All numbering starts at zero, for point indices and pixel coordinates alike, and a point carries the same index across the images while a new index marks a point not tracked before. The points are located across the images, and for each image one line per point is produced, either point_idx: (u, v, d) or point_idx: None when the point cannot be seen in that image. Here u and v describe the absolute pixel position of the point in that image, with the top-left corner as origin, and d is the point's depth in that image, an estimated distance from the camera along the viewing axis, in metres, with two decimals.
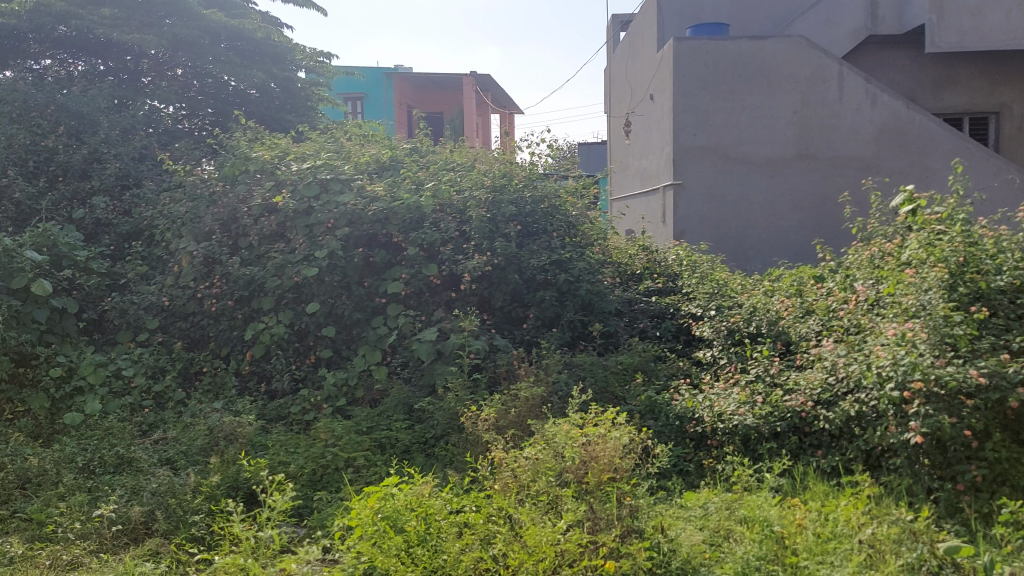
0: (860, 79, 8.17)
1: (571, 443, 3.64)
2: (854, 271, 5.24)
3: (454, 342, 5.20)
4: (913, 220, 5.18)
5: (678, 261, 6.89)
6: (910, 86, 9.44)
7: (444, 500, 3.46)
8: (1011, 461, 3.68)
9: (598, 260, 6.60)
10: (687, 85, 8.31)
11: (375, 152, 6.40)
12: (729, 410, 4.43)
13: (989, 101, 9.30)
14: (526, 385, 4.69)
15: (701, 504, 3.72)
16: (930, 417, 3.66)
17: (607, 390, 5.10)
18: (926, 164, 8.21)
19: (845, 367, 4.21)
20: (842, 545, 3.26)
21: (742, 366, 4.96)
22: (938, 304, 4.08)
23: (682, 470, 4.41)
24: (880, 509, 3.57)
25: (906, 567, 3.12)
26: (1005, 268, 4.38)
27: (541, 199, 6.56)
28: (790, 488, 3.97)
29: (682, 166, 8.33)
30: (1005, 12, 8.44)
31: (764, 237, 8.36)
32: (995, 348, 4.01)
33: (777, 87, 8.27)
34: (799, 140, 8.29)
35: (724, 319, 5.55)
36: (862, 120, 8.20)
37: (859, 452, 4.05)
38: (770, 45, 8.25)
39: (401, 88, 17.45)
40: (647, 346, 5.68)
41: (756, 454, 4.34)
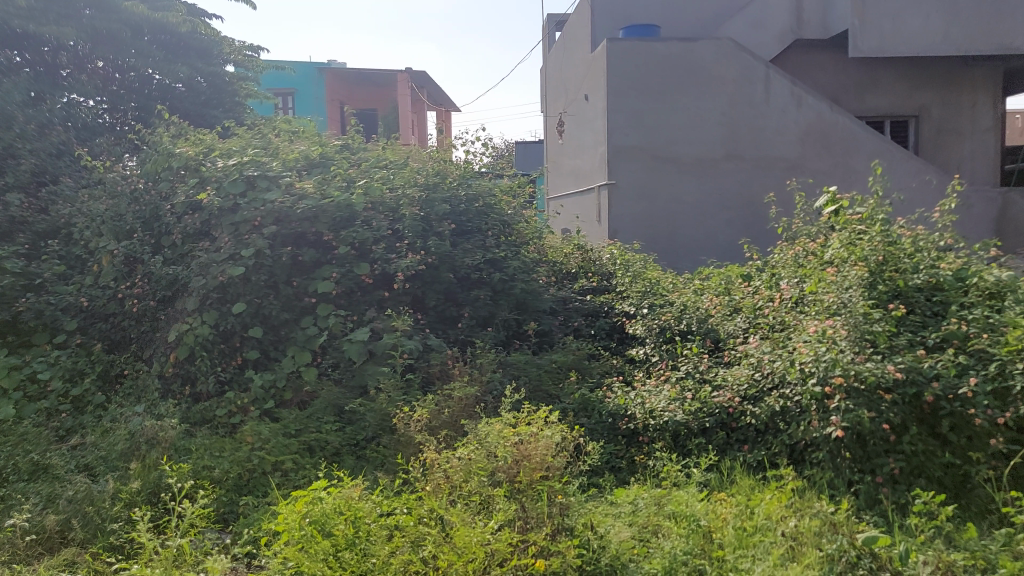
0: (786, 82, 8.38)
1: (502, 442, 3.61)
2: (779, 270, 5.36)
3: (386, 343, 5.14)
4: (836, 219, 5.35)
5: (613, 260, 6.94)
6: (833, 88, 9.76)
7: (375, 502, 3.44)
8: (927, 454, 3.81)
9: (533, 259, 6.62)
10: (620, 85, 8.37)
11: (305, 148, 6.26)
12: (660, 406, 4.46)
13: (909, 105, 9.62)
14: (460, 385, 4.66)
15: (631, 500, 3.74)
16: (850, 412, 3.77)
17: (542, 388, 5.09)
18: (850, 164, 8.40)
19: (770, 363, 4.33)
20: (765, 538, 3.34)
21: (673, 363, 5.03)
22: (859, 302, 4.21)
23: (614, 467, 4.42)
24: (803, 503, 3.65)
25: (826, 557, 3.20)
26: (922, 266, 4.64)
27: (475, 198, 6.52)
28: (718, 482, 4.02)
29: (616, 165, 8.40)
30: (924, 16, 8.65)
31: (694, 236, 8.49)
32: (912, 344, 4.18)
33: (707, 89, 8.41)
34: (728, 140, 8.45)
35: (656, 318, 5.62)
36: (787, 122, 8.41)
37: (783, 446, 4.14)
38: (700, 47, 8.38)
39: (334, 84, 17.23)
40: (581, 345, 5.72)
41: (685, 449, 4.38)
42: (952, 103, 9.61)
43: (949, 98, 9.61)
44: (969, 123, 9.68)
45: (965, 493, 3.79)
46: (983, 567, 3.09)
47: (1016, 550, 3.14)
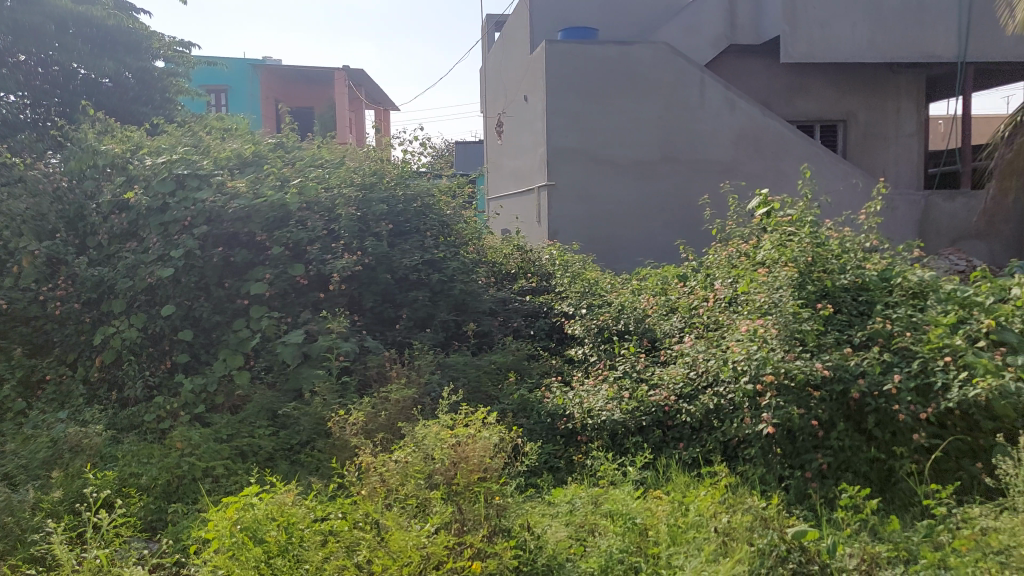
0: (720, 86, 8.54)
1: (440, 445, 3.57)
2: (713, 270, 5.45)
3: (322, 345, 5.07)
4: (768, 220, 5.47)
5: (552, 261, 6.96)
6: (764, 93, 9.99)
7: (308, 507, 3.39)
8: (853, 449, 3.95)
9: (472, 260, 6.59)
10: (559, 87, 8.40)
11: (237, 147, 6.13)
12: (597, 405, 4.48)
13: (837, 110, 9.90)
14: (397, 388, 4.62)
15: (568, 500, 3.75)
16: (781, 409, 3.86)
17: (481, 390, 5.07)
18: (780, 168, 8.63)
19: (704, 361, 4.40)
20: (698, 534, 3.37)
21: (611, 363, 5.08)
22: (789, 302, 4.32)
23: (552, 467, 4.42)
24: (736, 498, 3.68)
25: (757, 553, 3.19)
26: (848, 267, 4.81)
27: (413, 198, 6.42)
28: (655, 480, 4.06)
29: (555, 167, 8.43)
30: (851, 24, 8.87)
31: (633, 238, 8.58)
32: (840, 342, 4.32)
33: (643, 92, 8.51)
34: (665, 143, 8.57)
35: (594, 318, 5.65)
36: (721, 126, 8.57)
37: (717, 443, 4.21)
38: (637, 51, 8.47)
39: (269, 81, 16.88)
40: (520, 346, 5.74)
41: (622, 448, 4.42)
42: (877, 109, 9.94)
43: (874, 104, 9.94)
44: (894, 128, 10.01)
45: (890, 487, 3.92)
46: (906, 559, 3.20)
47: (937, 540, 3.25)
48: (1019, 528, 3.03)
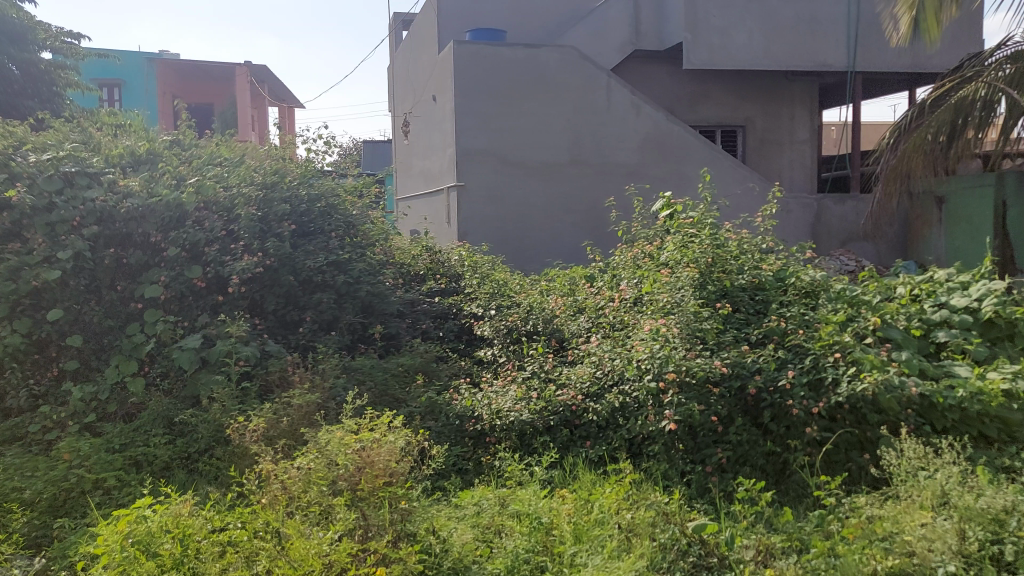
0: (625, 91, 8.71)
1: (343, 450, 3.49)
2: (619, 271, 5.55)
3: (221, 349, 4.90)
4: (671, 223, 5.61)
5: (461, 261, 6.91)
6: (667, 99, 10.22)
7: (206, 518, 3.30)
8: (750, 443, 4.12)
9: (379, 261, 6.48)
10: (468, 87, 8.36)
11: (130, 144, 5.88)
12: (506, 406, 4.47)
13: (736, 116, 10.23)
14: (299, 393, 4.52)
15: (475, 502, 3.72)
16: (682, 406, 3.95)
17: (388, 393, 5.00)
18: (682, 172, 8.85)
19: (609, 360, 4.46)
20: (603, 531, 3.39)
21: (519, 363, 5.09)
22: (689, 302, 4.46)
23: (460, 469, 4.39)
24: (639, 495, 3.72)
25: (659, 547, 3.27)
26: (746, 267, 5.00)
27: (317, 198, 6.33)
28: (562, 479, 4.09)
29: (465, 168, 8.37)
30: (747, 34, 9.18)
31: (542, 238, 8.61)
32: (738, 340, 4.50)
33: (551, 95, 8.58)
34: (572, 146, 8.65)
35: (504, 319, 5.66)
36: (627, 129, 8.73)
37: (623, 440, 4.24)
38: (544, 54, 8.54)
39: (166, 76, 16.21)
40: (428, 347, 5.66)
41: (530, 448, 4.42)
42: (773, 115, 10.33)
43: (771, 111, 10.32)
44: (789, 135, 10.43)
45: (784, 479, 4.09)
46: (798, 548, 3.32)
47: (827, 530, 3.39)
48: (902, 515, 3.19)
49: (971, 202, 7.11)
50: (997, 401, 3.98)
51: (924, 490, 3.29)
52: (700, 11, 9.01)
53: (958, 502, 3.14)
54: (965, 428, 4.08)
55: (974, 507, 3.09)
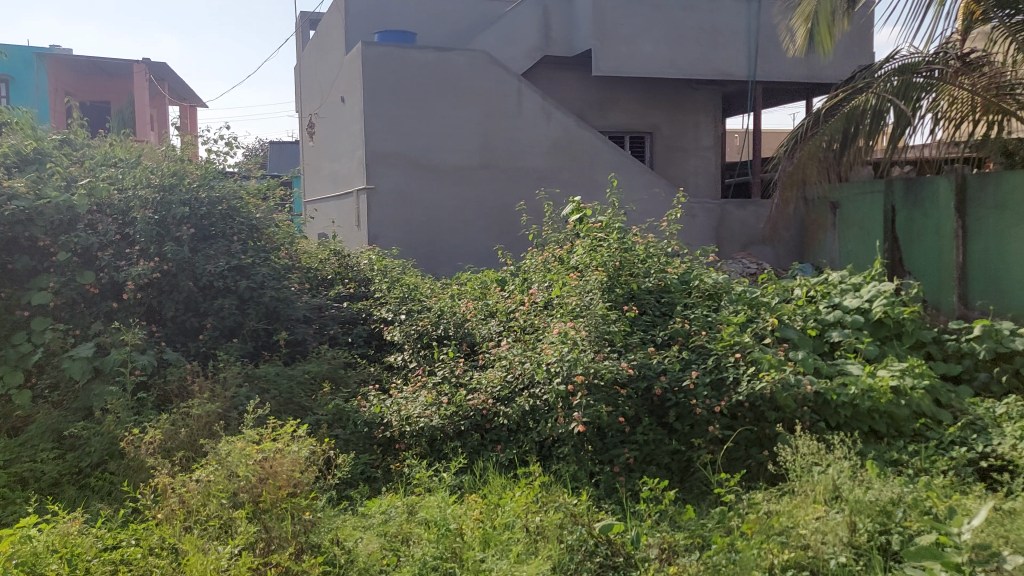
0: (536, 96, 8.72)
1: (245, 461, 3.34)
2: (530, 275, 5.56)
3: (115, 358, 4.68)
4: (580, 226, 5.69)
5: (370, 265, 6.78)
6: (577, 104, 10.27)
7: (96, 536, 3.18)
8: (655, 443, 4.20)
9: (284, 266, 6.24)
10: (377, 89, 8.21)
11: (16, 142, 5.56)
12: (415, 412, 4.40)
13: (643, 123, 10.46)
14: (199, 402, 4.37)
15: (382, 510, 3.64)
16: (590, 408, 3.98)
17: (294, 401, 4.88)
18: (592, 177, 8.95)
19: (519, 364, 4.45)
20: (511, 535, 3.36)
21: (430, 369, 5.01)
22: (598, 304, 4.55)
23: (369, 477, 4.32)
24: (549, 497, 3.72)
25: (567, 548, 3.29)
26: (653, 271, 5.12)
27: (218, 200, 6.07)
28: (471, 484, 4.05)
29: (375, 170, 8.22)
30: (653, 43, 9.39)
31: (454, 242, 8.53)
32: (644, 341, 4.60)
33: (462, 99, 8.51)
34: (484, 149, 8.60)
35: (413, 323, 5.57)
36: (538, 134, 8.75)
37: (533, 443, 4.23)
38: (455, 58, 8.48)
39: (58, 74, 15.45)
40: (336, 353, 5.55)
41: (441, 453, 4.36)
42: (679, 123, 10.61)
43: (676, 118, 10.60)
44: (694, 141, 10.73)
45: (689, 477, 4.18)
46: (700, 545, 3.37)
47: (728, 525, 3.47)
48: (796, 510, 3.31)
49: (863, 208, 7.46)
50: (885, 398, 4.21)
51: (817, 485, 3.42)
52: (607, 19, 9.16)
53: (849, 495, 3.29)
54: (857, 423, 4.27)
55: (863, 500, 3.23)
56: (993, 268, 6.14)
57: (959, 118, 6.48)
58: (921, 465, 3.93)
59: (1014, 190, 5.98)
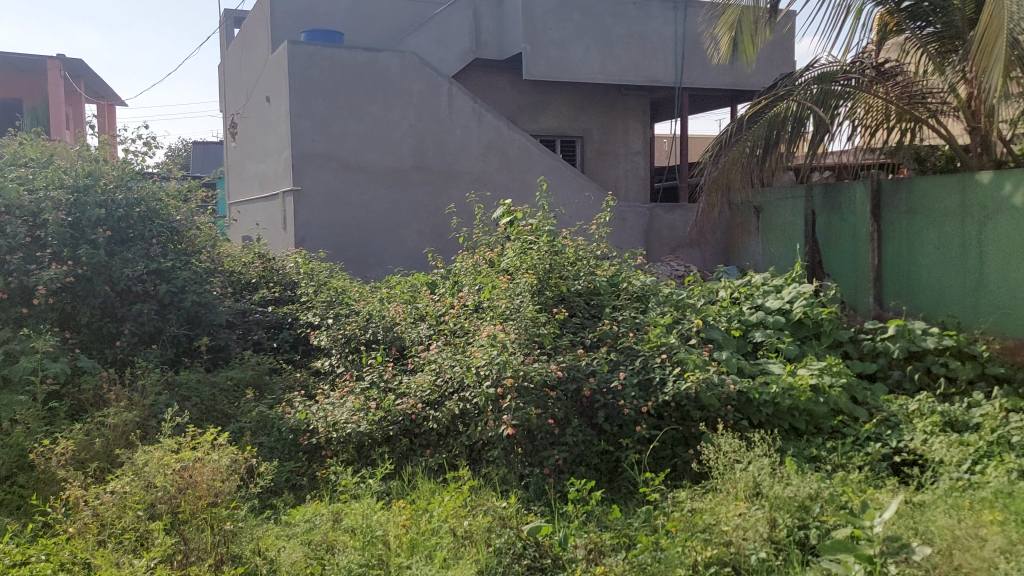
0: (467, 98, 8.71)
1: (163, 470, 3.29)
2: (460, 278, 5.55)
3: (25, 366, 4.48)
4: (511, 229, 5.69)
5: (296, 268, 6.65)
6: (509, 108, 10.32)
7: (3, 552, 3.06)
8: (585, 444, 4.18)
9: (205, 269, 6.06)
10: (304, 89, 8.08)
11: None
12: (342, 418, 4.32)
13: (574, 127, 10.54)
14: (115, 411, 4.24)
15: (307, 518, 3.56)
16: (520, 410, 4.00)
17: (216, 409, 4.77)
18: (524, 180, 8.96)
19: (449, 368, 4.39)
20: (439, 540, 3.34)
21: (358, 374, 4.94)
22: (528, 307, 4.58)
23: (294, 485, 4.25)
24: (477, 500, 3.67)
25: (495, 551, 3.29)
26: (582, 273, 5.17)
27: (137, 202, 5.89)
28: (399, 489, 4.01)
29: (302, 172, 8.09)
30: (584, 48, 9.47)
31: (384, 245, 8.43)
32: (573, 344, 4.64)
33: (392, 100, 8.43)
34: (415, 151, 8.52)
35: (341, 328, 5.49)
36: (469, 137, 8.72)
37: (463, 447, 4.21)
38: (385, 58, 8.39)
39: None
40: (261, 359, 5.43)
41: (368, 459, 4.31)
42: (609, 127, 10.73)
43: (606, 123, 10.72)
44: (623, 146, 10.88)
45: (617, 477, 4.23)
46: (626, 544, 3.40)
47: (654, 524, 3.51)
48: (718, 507, 3.35)
49: (784, 212, 7.69)
50: (804, 395, 4.38)
51: (738, 482, 3.49)
52: (538, 24, 9.22)
53: (768, 491, 3.37)
54: (778, 421, 4.39)
55: (782, 495, 3.33)
56: (905, 270, 6.38)
57: (875, 126, 6.72)
58: (839, 460, 4.06)
59: (924, 194, 6.19)
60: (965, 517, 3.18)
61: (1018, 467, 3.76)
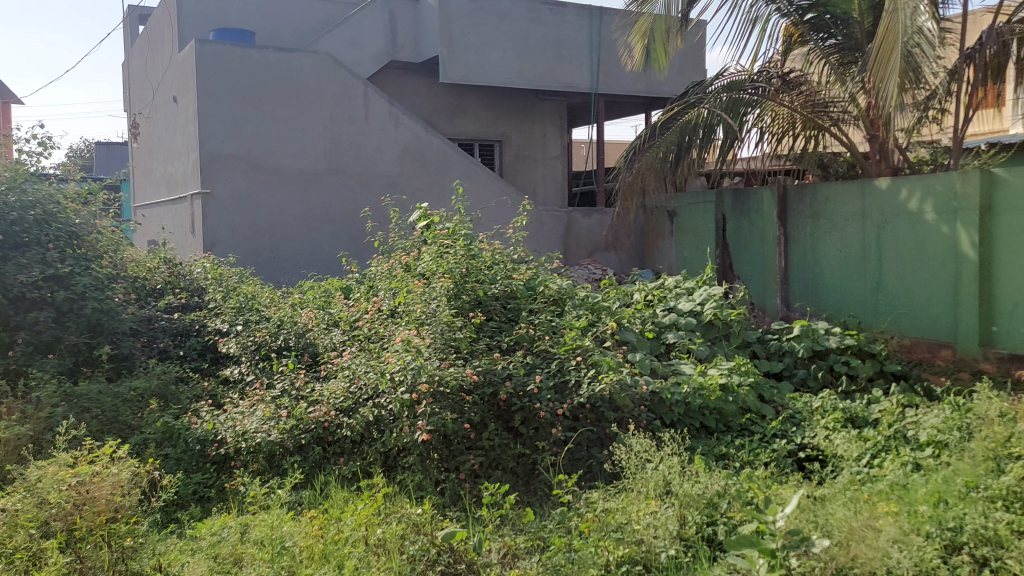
0: (383, 101, 8.62)
1: (58, 487, 3.18)
2: (375, 282, 5.49)
3: None
4: (427, 233, 5.64)
5: (204, 274, 6.45)
6: (427, 111, 10.23)
7: None
8: (501, 447, 4.17)
9: (107, 275, 5.77)
10: (213, 89, 7.86)
11: None
12: (252, 427, 4.22)
13: (492, 131, 10.58)
14: (6, 425, 4.08)
15: (214, 531, 3.45)
16: (435, 416, 3.96)
17: (118, 420, 4.57)
18: (441, 184, 8.93)
19: (363, 375, 4.32)
20: (353, 549, 3.30)
21: (268, 381, 4.82)
22: (443, 312, 4.56)
23: (202, 498, 4.14)
24: (391, 507, 3.63)
25: (409, 559, 3.23)
26: (499, 277, 5.17)
27: (31, 205, 5.62)
28: (311, 499, 3.93)
29: (211, 174, 7.86)
30: (501, 52, 9.52)
31: (298, 250, 8.28)
32: (490, 348, 4.63)
33: (306, 102, 8.28)
34: (330, 154, 8.39)
35: (250, 334, 5.34)
36: (385, 140, 8.63)
37: (378, 454, 4.13)
38: (298, 59, 8.24)
39: None
40: (167, 368, 5.23)
41: (280, 469, 4.21)
42: (527, 132, 10.82)
43: (524, 127, 10.80)
44: (541, 150, 10.98)
45: (533, 479, 4.18)
46: (540, 546, 3.42)
47: (568, 525, 3.53)
48: (629, 506, 3.41)
49: (696, 216, 7.90)
50: (714, 394, 4.54)
51: (649, 481, 3.57)
52: (455, 27, 9.21)
53: (679, 489, 3.44)
54: (689, 419, 4.50)
55: (692, 493, 3.40)
56: (810, 274, 6.62)
57: (780, 133, 6.90)
58: (746, 457, 4.18)
59: (826, 199, 6.45)
60: (862, 509, 3.33)
61: (912, 460, 3.95)
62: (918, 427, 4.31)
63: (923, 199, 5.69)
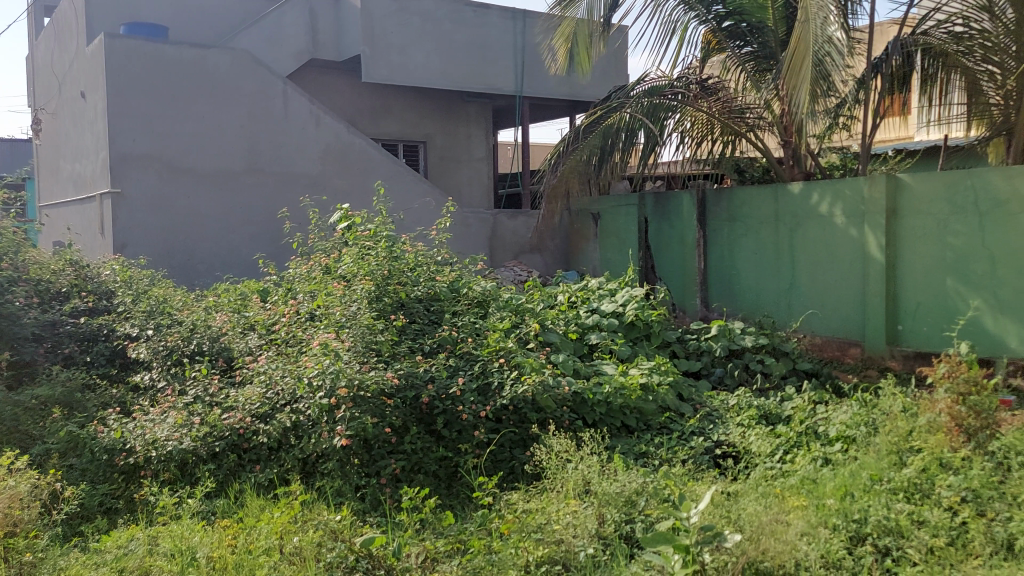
0: (303, 100, 8.47)
1: None
2: (293, 285, 5.39)
3: None
4: (348, 235, 5.57)
5: (113, 276, 6.20)
6: (349, 111, 10.08)
7: None
8: (423, 450, 4.16)
9: (7, 278, 5.52)
10: (123, 86, 7.59)
11: None
12: (162, 436, 4.06)
13: (416, 132, 10.50)
14: None
15: (121, 543, 3.32)
16: (355, 421, 3.88)
17: (19, 430, 4.41)
18: (364, 185, 8.82)
19: (280, 380, 4.23)
20: (269, 558, 3.22)
21: (180, 387, 4.67)
22: (363, 315, 4.48)
23: (109, 509, 3.99)
24: (309, 514, 3.56)
25: (327, 566, 3.18)
26: (421, 280, 5.11)
27: None
28: (225, 508, 3.85)
29: (121, 174, 7.59)
30: (425, 53, 9.46)
31: (214, 251, 8.05)
32: (411, 350, 4.59)
33: (222, 100, 8.07)
34: (248, 154, 8.20)
35: (162, 339, 5.17)
36: (306, 139, 8.48)
37: (295, 460, 4.06)
38: (214, 55, 8.03)
39: None
40: (72, 375, 5.02)
41: (192, 478, 4.08)
42: (451, 133, 10.80)
43: (448, 129, 10.77)
44: (466, 152, 10.98)
45: (455, 483, 4.18)
46: (460, 549, 3.40)
47: (489, 527, 3.54)
48: (548, 507, 3.43)
49: (618, 219, 8.01)
50: (635, 393, 4.59)
51: (568, 481, 3.62)
52: (378, 27, 9.10)
53: (597, 488, 3.50)
54: (611, 419, 4.55)
55: (609, 492, 3.45)
56: (727, 275, 6.79)
57: (700, 137, 7.07)
58: (665, 455, 4.26)
59: (743, 203, 6.63)
60: (772, 504, 3.43)
61: (822, 455, 4.08)
62: (829, 423, 4.45)
63: (833, 203, 5.89)
